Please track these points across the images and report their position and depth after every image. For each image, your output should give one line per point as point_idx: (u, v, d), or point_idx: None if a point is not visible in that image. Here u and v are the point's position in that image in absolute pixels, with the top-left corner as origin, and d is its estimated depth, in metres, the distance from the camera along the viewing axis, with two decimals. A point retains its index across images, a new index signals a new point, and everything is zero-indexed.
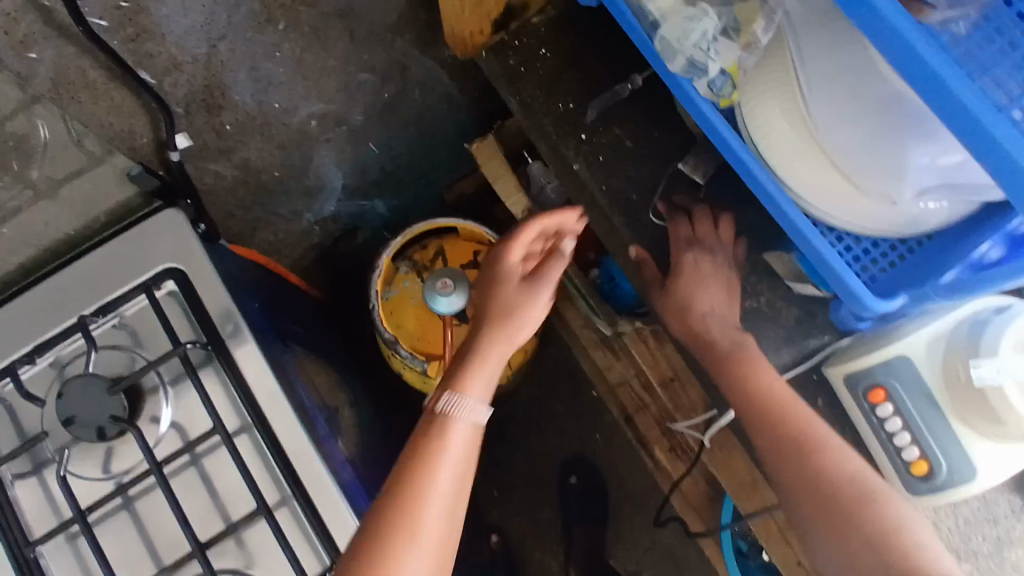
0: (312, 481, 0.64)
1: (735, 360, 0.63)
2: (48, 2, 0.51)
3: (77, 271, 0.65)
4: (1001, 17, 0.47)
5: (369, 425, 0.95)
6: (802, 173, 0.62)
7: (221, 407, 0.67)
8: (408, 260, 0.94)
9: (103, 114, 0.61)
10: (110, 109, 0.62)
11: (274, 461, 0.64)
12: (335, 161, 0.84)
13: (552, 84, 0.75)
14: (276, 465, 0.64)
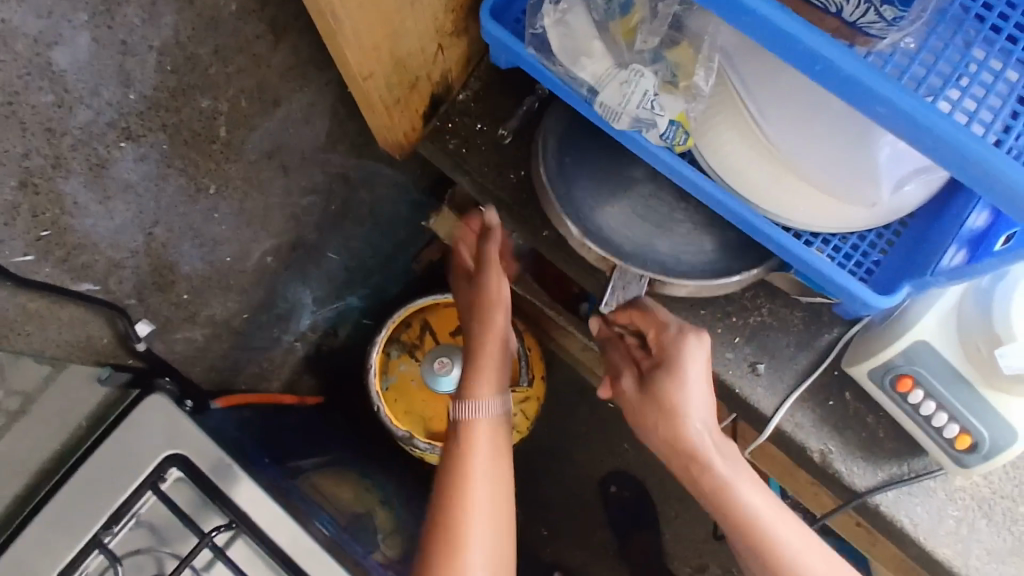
0: None
1: (722, 490, 0.63)
2: None
3: (75, 486, 0.65)
4: (947, 22, 0.44)
5: (407, 513, 1.03)
6: (780, 198, 0.57)
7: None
8: (398, 343, 1.04)
9: (55, 333, 0.58)
10: (61, 326, 0.58)
11: None
12: (297, 280, 0.85)
13: (499, 155, 0.72)
14: None
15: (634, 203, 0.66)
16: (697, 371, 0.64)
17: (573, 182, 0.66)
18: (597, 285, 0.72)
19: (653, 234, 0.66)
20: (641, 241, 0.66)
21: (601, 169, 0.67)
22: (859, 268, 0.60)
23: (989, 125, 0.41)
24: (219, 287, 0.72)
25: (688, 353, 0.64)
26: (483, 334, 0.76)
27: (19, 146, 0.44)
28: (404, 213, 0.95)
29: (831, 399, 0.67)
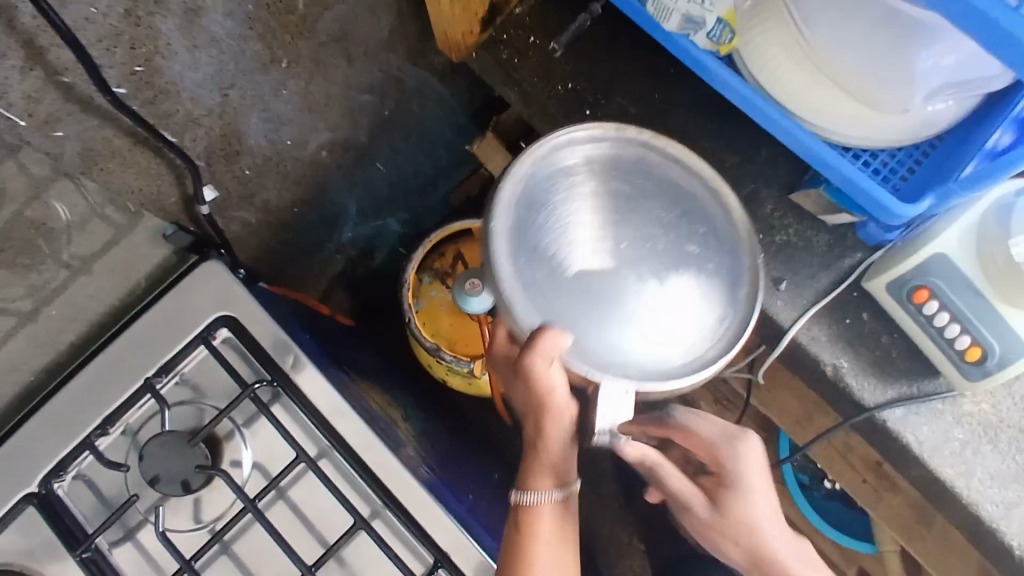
0: (401, 490, 0.69)
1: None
2: (69, 78, 0.52)
3: (133, 335, 0.71)
4: None
5: (427, 434, 1.07)
6: (815, 102, 0.61)
7: (299, 435, 0.71)
8: (430, 269, 1.05)
9: (131, 178, 0.67)
10: (136, 173, 0.67)
11: (359, 476, 0.69)
12: (345, 186, 0.90)
13: (550, 68, 0.76)
14: (361, 480, 0.69)
15: (578, 297, 0.59)
16: (751, 472, 0.59)
17: (518, 271, 0.60)
18: None
19: (622, 329, 0.59)
20: (592, 345, 0.58)
21: (542, 259, 0.60)
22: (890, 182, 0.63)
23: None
24: (277, 172, 0.78)
25: (741, 462, 0.59)
26: (550, 446, 0.67)
27: None
28: (447, 136, 0.99)
29: (848, 318, 0.70)
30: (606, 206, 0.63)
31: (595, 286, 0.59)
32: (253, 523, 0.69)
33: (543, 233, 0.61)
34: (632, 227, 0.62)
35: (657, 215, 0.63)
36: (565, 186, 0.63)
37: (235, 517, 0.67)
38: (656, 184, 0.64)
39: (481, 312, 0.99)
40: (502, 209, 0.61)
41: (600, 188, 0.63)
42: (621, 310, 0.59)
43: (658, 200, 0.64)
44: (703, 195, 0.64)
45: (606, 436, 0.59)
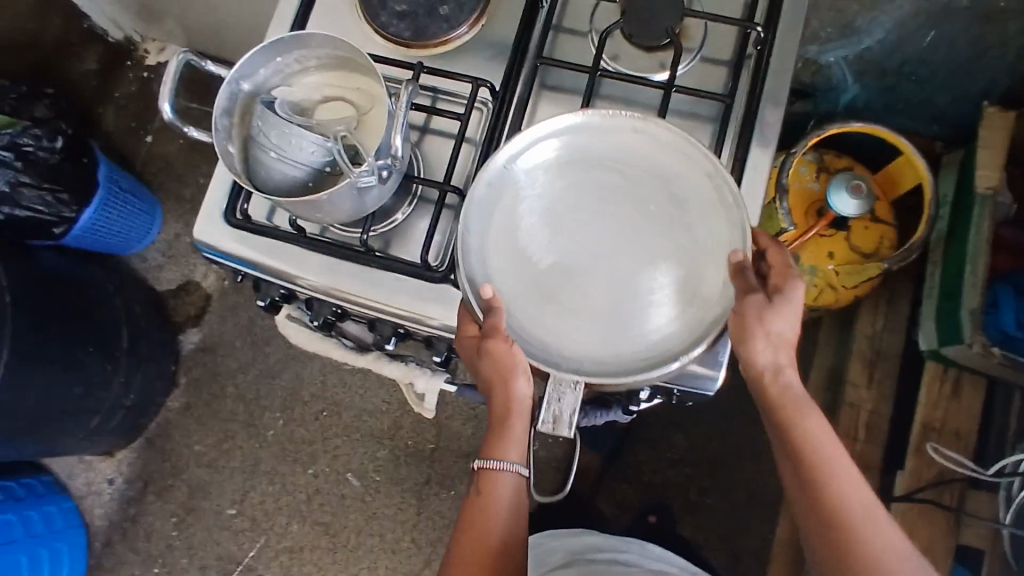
0: (749, 191, 0.74)
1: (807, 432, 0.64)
2: None
3: None
4: None
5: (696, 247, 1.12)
6: None
7: (735, 91, 0.77)
8: (818, 155, 1.12)
9: None
10: None
11: (738, 150, 0.75)
12: (896, 22, 0.93)
13: None
14: (736, 152, 0.75)
15: (563, 269, 0.68)
16: (799, 309, 0.66)
17: (495, 261, 0.68)
18: None
19: (604, 308, 0.67)
20: (596, 306, 0.67)
21: (552, 264, 0.68)
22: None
23: None
24: None
25: (799, 293, 0.66)
26: (507, 403, 0.68)
27: None
28: (976, 86, 1.02)
29: None
30: (608, 192, 0.69)
31: (584, 257, 0.68)
32: (644, 105, 0.77)
33: (551, 241, 0.68)
34: (638, 222, 0.68)
35: (646, 193, 0.69)
36: (538, 181, 0.69)
37: (654, 82, 0.75)
38: (638, 161, 0.69)
39: (835, 211, 1.05)
40: (485, 264, 0.68)
41: (582, 175, 0.69)
42: (617, 293, 0.67)
43: (644, 179, 0.69)
44: (601, 183, 0.69)
45: (547, 421, 0.64)
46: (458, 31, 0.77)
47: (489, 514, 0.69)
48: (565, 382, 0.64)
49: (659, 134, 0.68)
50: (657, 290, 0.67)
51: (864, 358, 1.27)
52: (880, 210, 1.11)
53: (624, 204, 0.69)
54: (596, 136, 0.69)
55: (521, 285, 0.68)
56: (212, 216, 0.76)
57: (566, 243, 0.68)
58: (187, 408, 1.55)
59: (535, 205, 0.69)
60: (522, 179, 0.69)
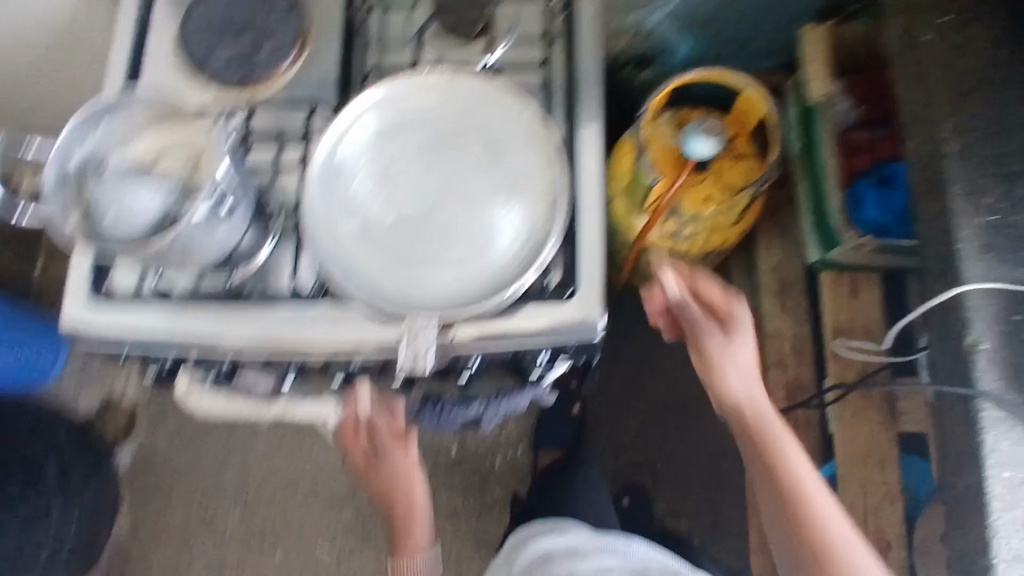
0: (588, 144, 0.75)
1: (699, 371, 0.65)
2: None
3: None
4: None
5: None
6: None
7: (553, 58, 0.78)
8: (673, 112, 1.18)
9: None
10: None
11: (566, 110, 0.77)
12: None
13: None
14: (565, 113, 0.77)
15: (399, 228, 0.70)
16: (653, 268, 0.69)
17: (334, 230, 0.69)
18: (930, 120, 0.78)
19: (452, 251, 0.69)
20: (445, 251, 0.69)
21: (396, 221, 0.70)
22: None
23: None
24: None
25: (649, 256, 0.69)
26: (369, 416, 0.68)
27: None
28: None
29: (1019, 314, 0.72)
30: (431, 144, 0.72)
31: (419, 209, 0.70)
32: None
33: (389, 201, 0.70)
34: (465, 165, 0.71)
35: (464, 139, 0.72)
36: (361, 150, 0.72)
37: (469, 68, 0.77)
38: (448, 112, 0.73)
39: (695, 156, 1.09)
40: (334, 235, 0.69)
41: (403, 134, 0.72)
42: (456, 233, 0.69)
43: (458, 125, 0.73)
44: (424, 137, 0.72)
45: (405, 362, 0.68)
46: (285, 63, 0.78)
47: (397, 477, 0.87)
48: (417, 323, 0.67)
49: (466, 84, 0.73)
50: (493, 222, 0.69)
51: (773, 289, 1.32)
52: (743, 147, 1.16)
53: (449, 152, 0.72)
54: (407, 99, 0.73)
55: (373, 247, 0.69)
56: (76, 305, 0.75)
57: (403, 200, 0.70)
58: (137, 526, 1.49)
59: (367, 168, 0.71)
60: (345, 151, 0.71)
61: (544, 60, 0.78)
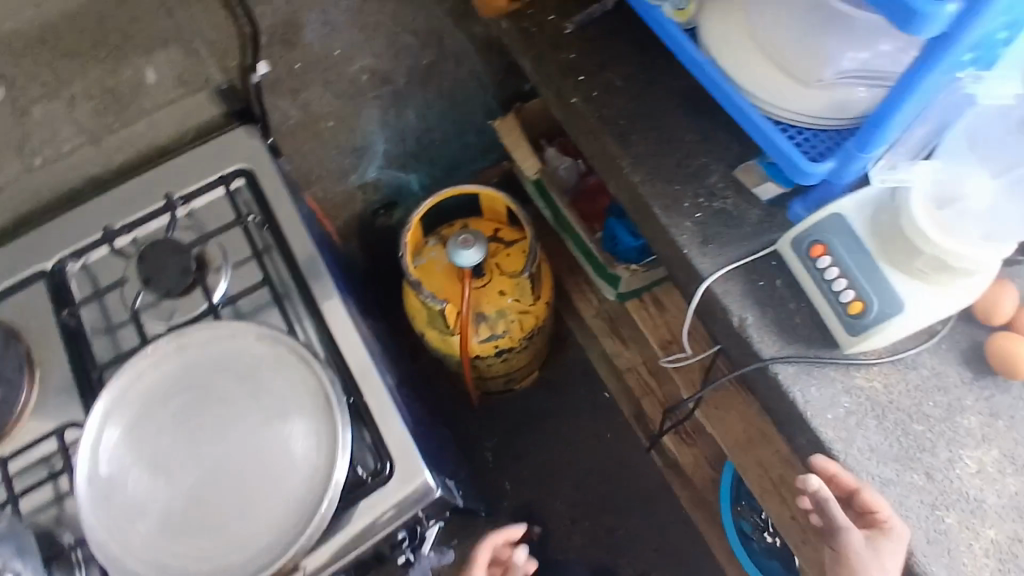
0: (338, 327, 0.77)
1: None
2: None
3: (169, 168, 0.86)
4: None
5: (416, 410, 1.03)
6: (746, 69, 0.72)
7: (271, 268, 0.82)
8: (436, 237, 1.24)
9: None
10: None
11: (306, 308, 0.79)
12: (379, 121, 1.05)
13: (558, 42, 0.90)
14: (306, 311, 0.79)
15: (196, 505, 0.67)
16: None
17: (131, 545, 0.66)
18: (610, 162, 0.86)
19: (257, 498, 0.67)
20: (251, 501, 0.67)
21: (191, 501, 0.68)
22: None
23: None
24: (323, 77, 0.93)
25: None
26: None
27: None
28: (478, 115, 1.16)
29: (762, 280, 0.78)
30: (188, 409, 0.71)
31: (207, 477, 0.68)
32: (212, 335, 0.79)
33: (174, 487, 0.68)
34: (230, 411, 0.71)
35: (218, 388, 0.71)
36: (122, 453, 0.69)
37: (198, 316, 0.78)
38: (191, 371, 0.72)
39: (467, 264, 1.13)
40: (135, 551, 0.65)
41: (156, 416, 0.70)
42: (251, 479, 0.68)
43: (206, 377, 0.72)
44: (179, 407, 0.71)
45: None
46: (21, 399, 0.76)
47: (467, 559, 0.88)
48: None
49: (193, 338, 0.73)
50: (280, 449, 0.68)
51: (607, 329, 1.37)
52: (509, 236, 1.24)
53: (210, 407, 0.71)
54: (145, 381, 0.71)
55: (179, 539, 0.66)
56: None
57: (187, 477, 0.68)
58: None
59: (137, 467, 0.69)
60: (106, 463, 0.68)
61: (264, 275, 0.81)
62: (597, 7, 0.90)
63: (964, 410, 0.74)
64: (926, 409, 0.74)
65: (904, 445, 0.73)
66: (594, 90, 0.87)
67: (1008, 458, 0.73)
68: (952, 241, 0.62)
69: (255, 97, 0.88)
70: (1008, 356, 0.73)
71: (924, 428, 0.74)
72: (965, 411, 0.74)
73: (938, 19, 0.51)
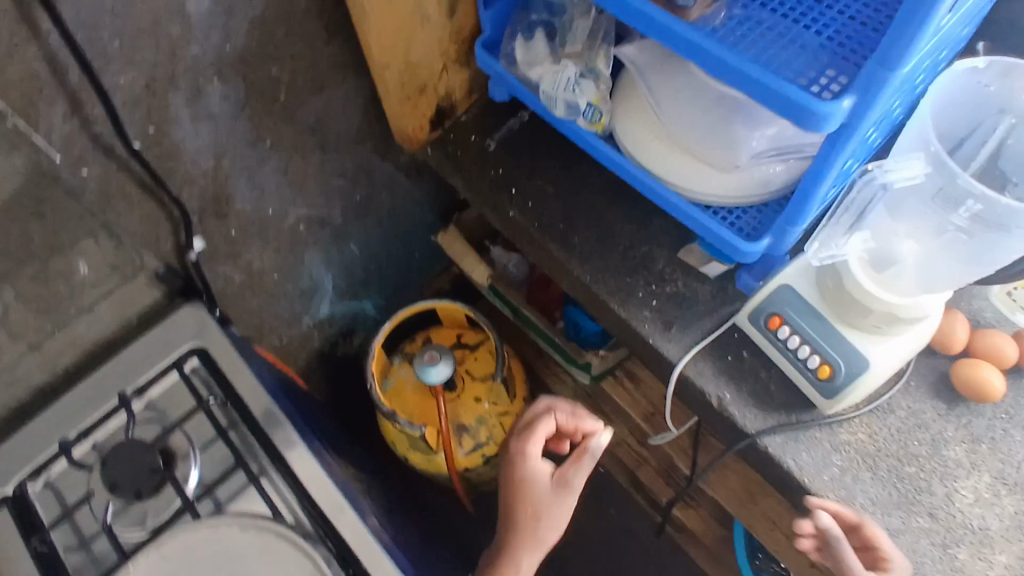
0: (324, 497, 0.75)
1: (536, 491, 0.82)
2: (110, 143, 0.71)
3: (118, 361, 0.83)
4: (757, 11, 0.62)
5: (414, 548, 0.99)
6: (668, 166, 0.75)
7: (242, 449, 0.80)
8: (401, 354, 1.21)
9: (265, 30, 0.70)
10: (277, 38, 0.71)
11: (287, 483, 0.77)
12: (323, 262, 1.04)
13: (486, 160, 0.92)
14: (287, 485, 0.77)
15: None
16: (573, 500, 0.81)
17: None
18: (558, 267, 0.87)
19: None
20: None
21: None
22: (820, 90, 0.55)
23: (824, 85, 0.56)
24: (260, 236, 0.92)
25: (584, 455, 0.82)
26: None
27: (150, 55, 0.68)
28: (419, 233, 1.16)
29: (730, 355, 0.80)
30: None
31: None
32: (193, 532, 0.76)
33: None
34: None
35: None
36: None
37: (175, 516, 0.75)
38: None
39: (436, 382, 1.11)
40: None
41: None
42: None
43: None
44: None
45: None
46: None
47: (516, 452, 0.85)
48: None
49: (175, 545, 0.70)
50: None
51: (590, 407, 1.31)
52: (473, 339, 1.22)
53: None
54: None
55: None
56: None
57: None
58: None
59: None
60: None
61: (237, 458, 0.78)
62: (515, 120, 0.94)
63: (947, 442, 0.76)
64: (913, 449, 0.76)
65: (903, 492, 0.74)
66: (530, 201, 0.90)
67: (1000, 479, 0.75)
68: (897, 298, 0.61)
69: (196, 272, 0.87)
70: (976, 383, 0.76)
71: (917, 469, 0.75)
72: (948, 443, 0.76)
73: (836, 117, 0.53)
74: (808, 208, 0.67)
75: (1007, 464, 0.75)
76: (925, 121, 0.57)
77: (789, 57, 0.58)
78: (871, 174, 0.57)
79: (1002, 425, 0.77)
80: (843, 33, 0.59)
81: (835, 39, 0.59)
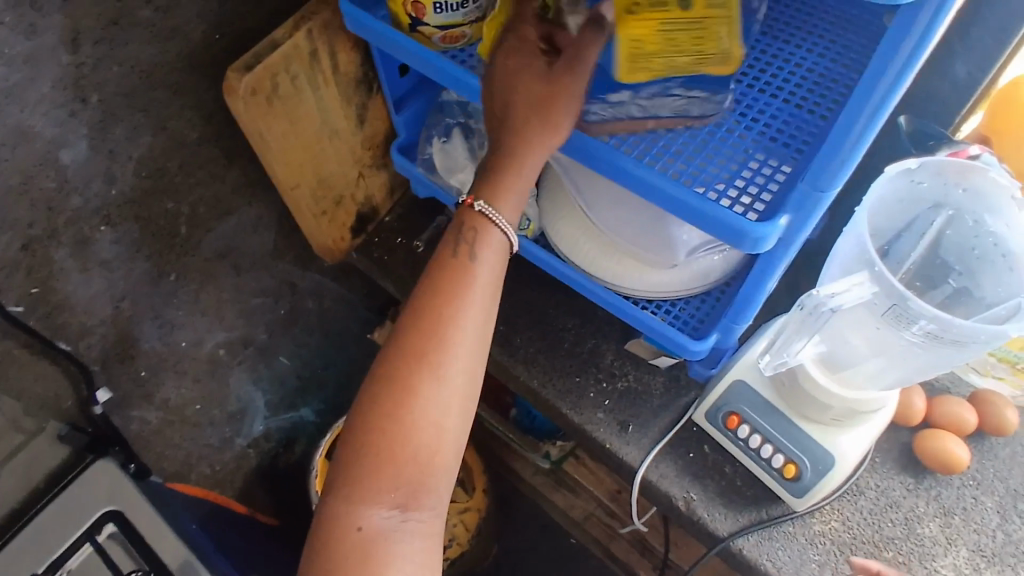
0: None
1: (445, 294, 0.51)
2: None
3: (19, 543, 0.70)
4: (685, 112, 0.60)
5: None
6: (604, 267, 0.72)
7: None
8: None
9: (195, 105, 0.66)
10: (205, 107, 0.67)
11: None
12: (251, 381, 0.96)
13: (415, 263, 0.87)
14: None
15: None
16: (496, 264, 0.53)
17: None
18: (502, 371, 0.82)
19: None
20: None
21: None
22: (743, 209, 0.54)
23: (748, 203, 0.55)
24: (175, 370, 0.84)
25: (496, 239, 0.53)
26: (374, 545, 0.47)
27: (25, 216, 0.61)
28: (354, 330, 1.10)
29: (691, 452, 0.76)
30: None
31: None
32: None
33: None
34: None
35: None
36: None
37: None
38: None
39: None
40: None
41: None
42: None
43: None
44: None
45: None
46: None
47: (440, 280, 0.52)
48: None
49: None
50: None
51: (553, 484, 1.26)
52: None
53: None
54: None
55: None
56: None
57: None
58: None
59: None
60: None
61: None
62: (442, 218, 0.89)
63: (920, 518, 0.73)
64: (888, 532, 0.73)
65: None
66: None
67: (977, 552, 0.71)
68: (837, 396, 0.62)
69: (107, 420, 0.79)
70: (941, 455, 0.73)
71: (895, 554, 0.72)
72: (922, 520, 0.73)
73: (770, 238, 0.51)
74: (748, 308, 0.65)
75: (982, 534, 0.72)
76: (864, 235, 0.54)
77: (717, 166, 0.57)
78: (814, 293, 0.55)
79: (971, 493, 0.74)
80: (771, 125, 0.58)
81: (767, 136, 0.58)
